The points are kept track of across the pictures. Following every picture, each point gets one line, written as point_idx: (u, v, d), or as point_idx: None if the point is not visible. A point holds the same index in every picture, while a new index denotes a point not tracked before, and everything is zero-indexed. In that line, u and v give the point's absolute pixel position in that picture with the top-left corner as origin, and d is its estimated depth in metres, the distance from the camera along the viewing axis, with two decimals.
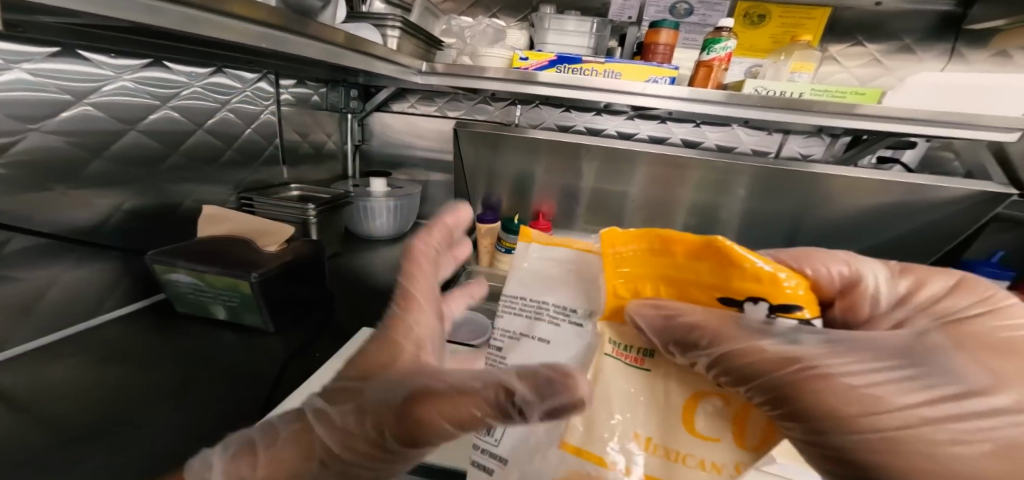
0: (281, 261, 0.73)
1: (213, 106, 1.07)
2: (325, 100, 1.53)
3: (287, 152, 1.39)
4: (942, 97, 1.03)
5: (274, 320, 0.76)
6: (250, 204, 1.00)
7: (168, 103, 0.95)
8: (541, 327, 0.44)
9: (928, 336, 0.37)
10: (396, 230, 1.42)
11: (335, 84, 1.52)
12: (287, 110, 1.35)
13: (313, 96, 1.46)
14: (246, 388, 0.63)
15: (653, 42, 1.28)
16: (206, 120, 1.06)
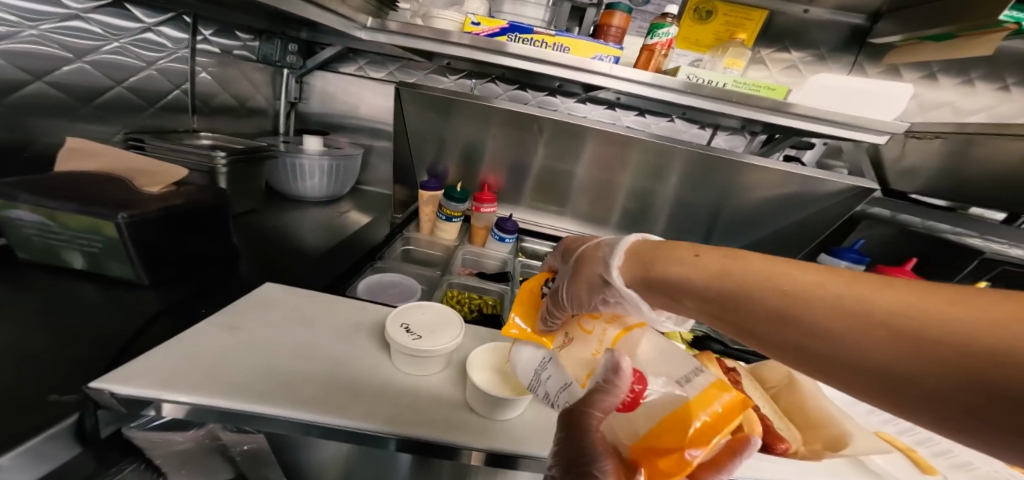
0: (162, 204, 0.66)
1: (137, 63, 1.03)
2: (257, 52, 1.35)
3: (200, 101, 1.22)
4: (839, 100, 1.17)
5: (150, 273, 0.68)
6: (141, 146, 0.85)
7: (84, 58, 0.92)
8: (549, 365, 0.59)
9: (711, 276, 0.46)
10: (329, 193, 1.31)
11: (269, 36, 1.35)
12: (206, 60, 1.21)
13: (241, 48, 1.31)
14: (100, 346, 0.55)
15: (607, 23, 1.26)
16: (130, 77, 1.02)
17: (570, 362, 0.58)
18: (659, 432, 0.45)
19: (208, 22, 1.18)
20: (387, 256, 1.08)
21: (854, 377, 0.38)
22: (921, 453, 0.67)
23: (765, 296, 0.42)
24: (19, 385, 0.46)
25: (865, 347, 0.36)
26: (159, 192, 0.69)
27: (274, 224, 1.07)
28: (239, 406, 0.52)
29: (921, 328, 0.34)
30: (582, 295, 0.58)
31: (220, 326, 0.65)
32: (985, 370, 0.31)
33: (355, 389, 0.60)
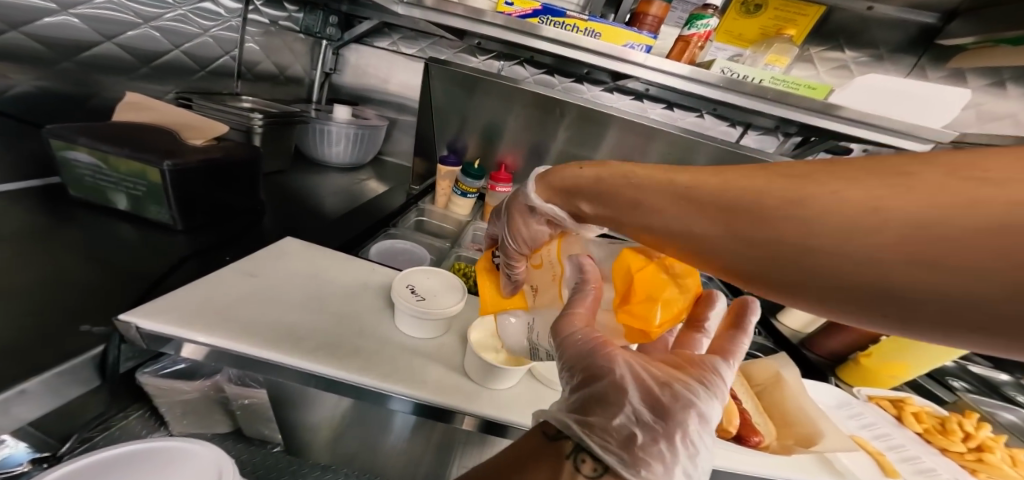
0: (203, 156, 0.71)
1: (196, 32, 1.11)
2: (300, 22, 1.40)
3: (245, 68, 1.29)
4: (875, 100, 1.11)
5: (184, 219, 0.75)
6: (189, 104, 0.92)
7: (150, 24, 1.00)
8: (535, 322, 0.61)
9: (611, 179, 0.44)
10: (353, 160, 1.37)
11: (313, 8, 1.39)
12: (254, 31, 1.28)
13: (286, 19, 1.36)
14: (134, 281, 0.62)
15: (643, 11, 1.23)
16: (187, 43, 1.09)
17: (542, 296, 0.59)
18: (626, 286, 0.47)
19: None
20: (400, 224, 1.14)
21: (680, 246, 0.38)
22: (886, 456, 0.65)
23: (619, 194, 0.43)
24: (61, 310, 0.53)
25: (711, 231, 0.35)
26: (203, 144, 0.76)
27: (298, 185, 1.14)
28: (251, 353, 0.57)
29: (733, 200, 0.34)
30: (523, 231, 0.58)
31: (241, 272, 0.71)
32: (788, 236, 0.31)
33: (358, 345, 0.64)
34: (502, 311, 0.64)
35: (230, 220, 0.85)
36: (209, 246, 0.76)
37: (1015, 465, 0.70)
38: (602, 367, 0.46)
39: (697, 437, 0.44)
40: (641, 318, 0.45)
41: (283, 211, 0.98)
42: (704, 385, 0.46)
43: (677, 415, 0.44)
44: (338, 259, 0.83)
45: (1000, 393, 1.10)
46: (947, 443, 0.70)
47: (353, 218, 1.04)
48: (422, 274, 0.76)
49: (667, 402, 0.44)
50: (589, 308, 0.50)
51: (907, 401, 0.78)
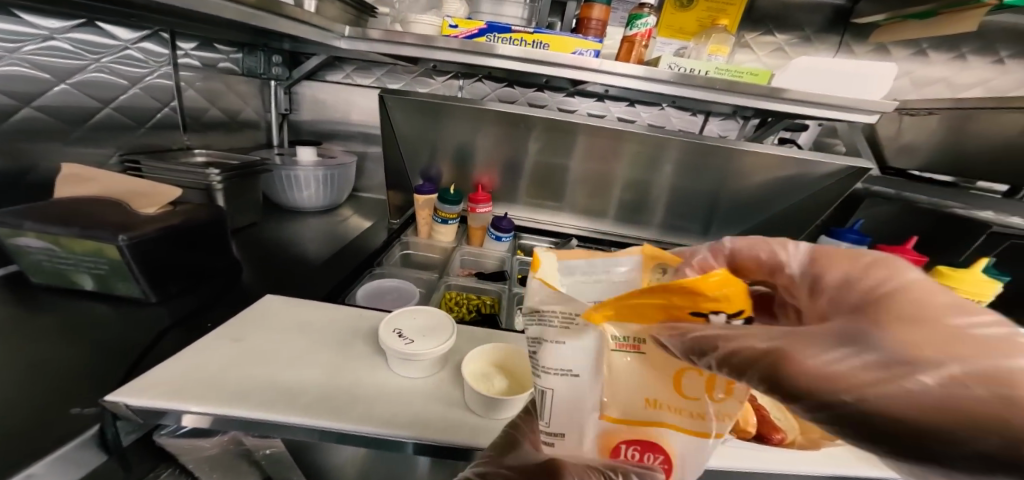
0: (161, 224, 0.68)
1: (125, 84, 1.03)
2: (241, 64, 1.35)
3: (189, 117, 1.23)
4: (807, 80, 1.20)
5: (157, 289, 0.70)
6: (138, 168, 0.87)
7: (68, 81, 0.91)
8: (563, 354, 0.37)
9: None
10: (327, 201, 1.33)
11: (252, 50, 1.36)
12: (194, 80, 1.22)
13: (225, 61, 1.30)
14: (113, 359, 0.58)
15: (587, 17, 1.27)
16: (117, 97, 1.02)
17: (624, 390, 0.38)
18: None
19: (186, 37, 1.16)
20: (385, 261, 1.11)
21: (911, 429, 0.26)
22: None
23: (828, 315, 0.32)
24: (38, 402, 0.50)
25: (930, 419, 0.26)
26: (156, 212, 0.71)
27: (273, 234, 1.09)
28: (255, 417, 0.54)
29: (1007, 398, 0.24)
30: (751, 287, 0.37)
31: (224, 338, 0.67)
32: None
33: (355, 394, 0.62)
34: (563, 333, 0.37)
35: (206, 281, 0.80)
36: (188, 314, 0.71)
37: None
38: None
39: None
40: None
41: (261, 264, 0.94)
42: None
43: None
44: (326, 310, 0.80)
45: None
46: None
47: (339, 263, 1.00)
48: (405, 313, 0.75)
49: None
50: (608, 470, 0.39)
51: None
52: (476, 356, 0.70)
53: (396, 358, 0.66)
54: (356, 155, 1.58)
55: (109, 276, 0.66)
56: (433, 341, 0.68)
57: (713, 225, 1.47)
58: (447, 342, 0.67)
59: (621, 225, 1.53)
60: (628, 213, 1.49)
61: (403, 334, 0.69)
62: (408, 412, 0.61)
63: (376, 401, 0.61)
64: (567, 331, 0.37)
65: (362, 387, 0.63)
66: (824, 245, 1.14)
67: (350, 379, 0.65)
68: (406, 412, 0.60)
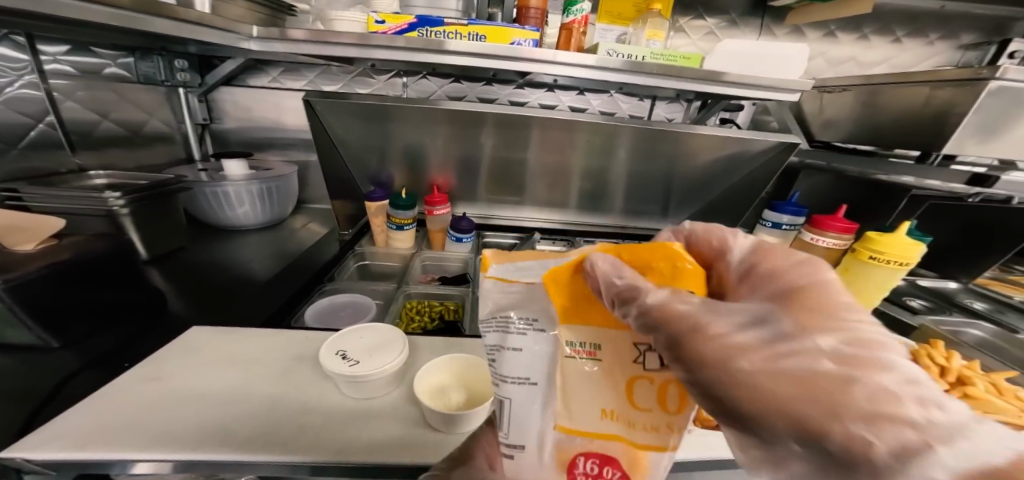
0: (45, 261, 0.59)
1: None
2: (135, 69, 1.19)
3: (75, 133, 1.07)
4: (735, 63, 1.26)
5: (57, 330, 0.61)
6: (16, 195, 0.72)
7: None
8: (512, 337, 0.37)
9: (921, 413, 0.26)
10: (267, 218, 1.22)
11: (148, 53, 1.19)
12: (81, 94, 1.08)
13: (112, 67, 1.14)
14: (4, 415, 0.51)
15: (525, 6, 1.25)
16: None
17: (577, 400, 0.35)
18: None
19: (49, 39, 0.99)
20: (338, 275, 1.03)
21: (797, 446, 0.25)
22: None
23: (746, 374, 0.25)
24: None
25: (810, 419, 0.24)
26: (37, 249, 0.61)
27: (204, 257, 0.97)
28: (188, 458, 0.48)
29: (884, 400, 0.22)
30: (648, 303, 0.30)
31: (140, 378, 0.58)
32: None
33: (301, 421, 0.56)
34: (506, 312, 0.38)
35: (124, 313, 0.70)
36: (101, 354, 0.62)
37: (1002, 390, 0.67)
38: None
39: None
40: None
41: (192, 289, 0.84)
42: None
43: None
44: (269, 336, 0.72)
45: (958, 306, 1.24)
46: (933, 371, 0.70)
47: (286, 281, 0.91)
48: (353, 332, 0.69)
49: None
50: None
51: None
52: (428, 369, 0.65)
53: (342, 380, 0.60)
54: (297, 165, 1.46)
55: None
56: (387, 359, 0.62)
57: (668, 206, 1.53)
58: (398, 361, 0.62)
59: (583, 214, 1.54)
60: (588, 201, 1.50)
61: (349, 357, 0.62)
62: (369, 436, 0.55)
63: (330, 426, 0.56)
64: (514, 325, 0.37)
65: (315, 417, 0.57)
66: (769, 220, 1.19)
67: (300, 406, 0.58)
68: (360, 436, 0.55)
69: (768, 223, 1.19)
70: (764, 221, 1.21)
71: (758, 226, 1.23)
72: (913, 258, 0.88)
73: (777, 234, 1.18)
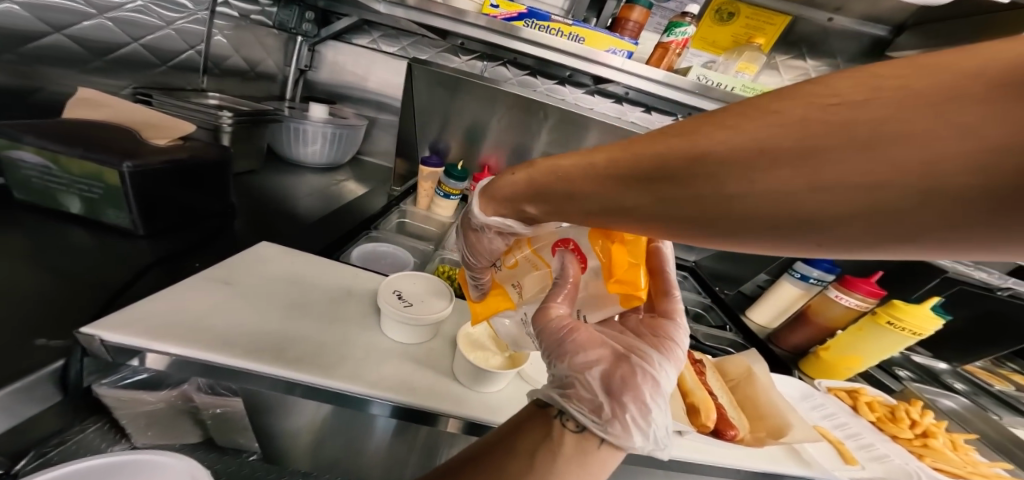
0: (167, 157, 0.67)
1: (159, 24, 1.05)
2: (274, 17, 1.35)
3: (212, 62, 1.23)
4: None
5: (147, 223, 0.70)
6: (150, 100, 0.87)
7: (105, 15, 0.94)
8: (521, 325, 0.61)
9: (621, 151, 0.33)
10: (329, 161, 1.33)
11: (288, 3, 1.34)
12: (227, 34, 1.24)
13: (257, 13, 1.30)
14: (93, 291, 0.58)
15: (625, 17, 1.25)
16: (147, 36, 1.03)
17: (528, 286, 0.57)
18: (605, 261, 0.48)
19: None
20: (381, 226, 1.12)
21: (626, 224, 0.34)
22: (846, 445, 0.71)
23: (553, 187, 0.39)
24: (13, 325, 0.48)
25: (638, 201, 0.31)
26: (166, 144, 0.72)
27: (268, 186, 1.09)
28: (225, 361, 0.54)
29: (649, 162, 0.30)
30: (479, 245, 0.57)
31: (214, 280, 0.67)
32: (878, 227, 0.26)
33: (343, 352, 0.63)
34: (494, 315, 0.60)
35: (194, 221, 0.80)
36: (178, 252, 0.72)
37: (955, 449, 0.77)
38: (568, 350, 0.47)
39: (652, 402, 0.44)
40: (629, 282, 0.46)
41: (255, 214, 0.93)
42: (660, 351, 0.49)
43: (629, 386, 0.44)
44: (315, 264, 0.80)
45: (939, 381, 1.13)
46: (897, 430, 0.76)
47: (333, 225, 1.00)
48: (407, 276, 0.76)
49: (620, 382, 0.44)
50: (565, 302, 0.50)
51: (861, 392, 0.84)
52: (479, 329, 0.72)
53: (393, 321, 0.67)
54: (366, 121, 1.57)
55: (106, 203, 0.66)
56: (431, 309, 0.68)
57: None
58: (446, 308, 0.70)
59: None
60: None
61: (408, 305, 0.68)
62: (406, 379, 0.62)
63: (370, 358, 0.63)
64: (517, 328, 0.62)
65: (354, 348, 0.64)
66: (797, 271, 1.13)
67: (337, 335, 0.65)
68: (396, 376, 0.62)
69: (796, 274, 1.12)
70: (792, 271, 1.14)
71: (784, 275, 1.17)
72: (927, 331, 0.85)
73: (804, 286, 1.11)
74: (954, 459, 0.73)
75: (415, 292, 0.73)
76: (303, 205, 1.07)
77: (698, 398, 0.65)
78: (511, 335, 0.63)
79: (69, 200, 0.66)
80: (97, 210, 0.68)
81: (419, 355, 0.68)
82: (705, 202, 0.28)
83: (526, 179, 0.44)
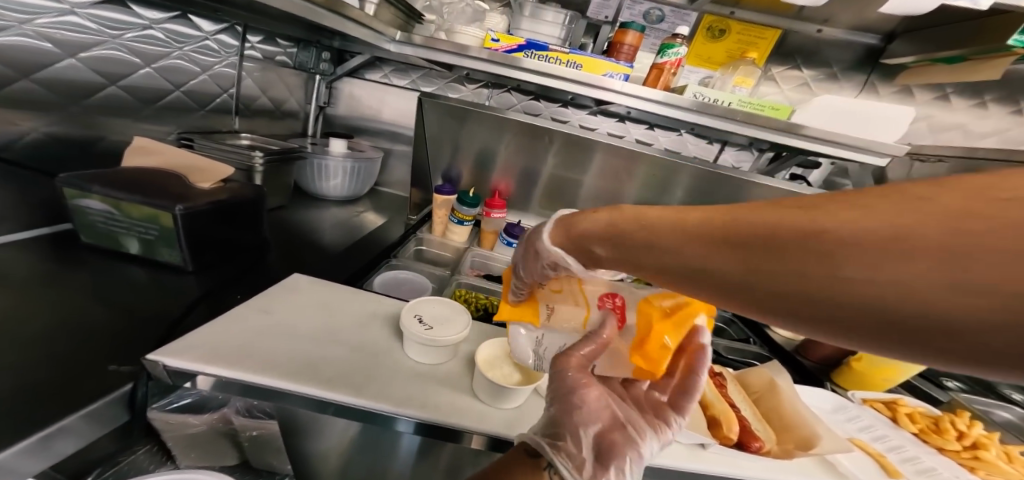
0: (211, 198, 0.74)
1: (196, 71, 1.14)
2: (294, 58, 1.45)
3: (242, 103, 1.32)
4: (836, 118, 1.21)
5: (194, 259, 0.76)
6: (191, 144, 0.95)
7: (151, 66, 1.03)
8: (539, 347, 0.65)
9: (731, 214, 0.33)
10: (349, 193, 1.40)
11: (307, 45, 1.45)
12: (254, 77, 1.33)
13: (281, 55, 1.40)
14: (152, 323, 0.63)
15: (620, 41, 1.32)
16: (186, 83, 1.12)
17: (559, 317, 0.61)
18: (641, 333, 0.53)
19: (256, 31, 1.27)
20: (400, 254, 1.17)
21: (699, 285, 0.35)
22: (888, 458, 0.71)
23: (636, 234, 0.40)
24: (88, 353, 0.54)
25: (724, 267, 0.33)
26: (210, 187, 0.79)
27: (295, 219, 1.16)
28: (272, 382, 0.59)
29: (762, 225, 0.31)
30: (531, 265, 0.58)
31: (254, 310, 0.73)
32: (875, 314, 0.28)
33: (373, 373, 0.67)
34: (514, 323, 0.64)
35: (232, 256, 0.86)
36: (221, 286, 0.78)
37: (1010, 461, 0.76)
38: (572, 403, 0.55)
39: (627, 471, 0.53)
40: (654, 360, 0.51)
41: (285, 247, 1.00)
42: (654, 431, 0.57)
43: (613, 460, 0.52)
44: (344, 292, 0.86)
45: (998, 392, 1.12)
46: (943, 442, 0.76)
47: (356, 254, 1.06)
48: (429, 300, 0.81)
49: (606, 447, 0.53)
50: (588, 356, 0.55)
51: (900, 403, 0.85)
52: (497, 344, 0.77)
53: (413, 341, 0.72)
54: (381, 151, 1.65)
55: (159, 243, 0.73)
56: (450, 329, 0.73)
57: None
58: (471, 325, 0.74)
59: None
60: None
61: (429, 324, 0.73)
62: (433, 398, 0.66)
63: (399, 379, 0.68)
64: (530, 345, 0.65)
65: (384, 369, 0.69)
66: None
67: (368, 357, 0.70)
68: (424, 394, 0.66)
69: None
70: None
71: None
72: None
73: None
74: (1009, 471, 0.72)
75: (438, 313, 0.78)
76: (326, 236, 1.13)
77: (719, 411, 0.68)
78: (525, 357, 0.66)
79: (126, 239, 0.73)
80: (148, 249, 0.74)
81: (444, 376, 0.72)
82: (814, 282, 0.28)
83: (612, 222, 0.44)
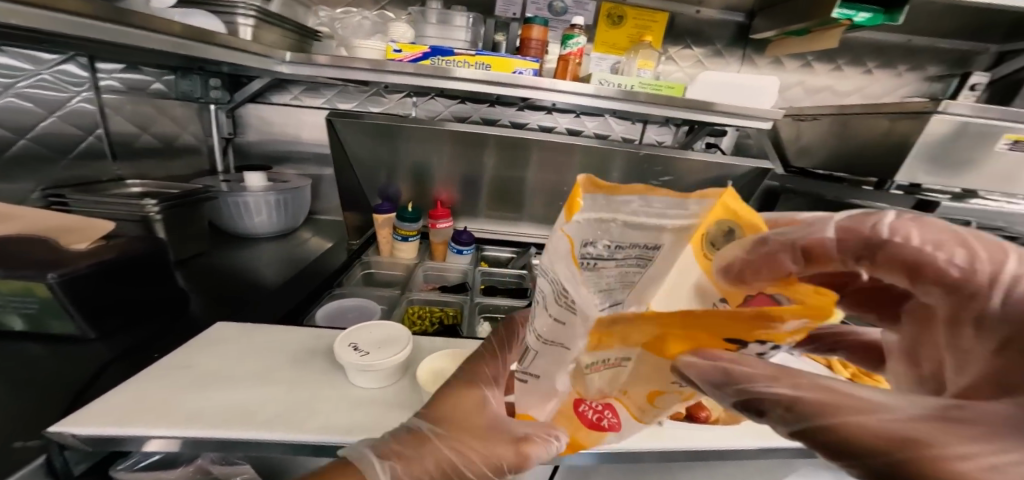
0: (94, 259, 0.67)
1: (42, 113, 0.99)
2: (175, 87, 1.32)
3: (118, 143, 1.18)
4: (719, 92, 1.35)
5: (95, 325, 0.69)
6: (64, 201, 0.85)
7: None
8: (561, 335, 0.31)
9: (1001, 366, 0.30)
10: (280, 227, 1.32)
11: (186, 72, 1.33)
12: (127, 109, 1.20)
13: (155, 84, 1.26)
14: (52, 397, 0.57)
15: (527, 37, 1.36)
16: (34, 130, 0.98)
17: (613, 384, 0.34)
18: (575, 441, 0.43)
19: (109, 60, 1.13)
20: (345, 281, 1.13)
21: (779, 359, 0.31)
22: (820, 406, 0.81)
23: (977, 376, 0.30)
24: None
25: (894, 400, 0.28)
26: (88, 247, 0.70)
27: (224, 262, 1.08)
28: (202, 433, 0.55)
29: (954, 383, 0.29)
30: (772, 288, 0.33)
31: (174, 366, 0.67)
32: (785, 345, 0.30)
33: (317, 408, 0.64)
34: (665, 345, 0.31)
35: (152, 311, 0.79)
36: (137, 346, 0.71)
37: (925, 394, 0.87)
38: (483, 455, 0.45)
39: None
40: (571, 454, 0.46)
41: (214, 295, 0.92)
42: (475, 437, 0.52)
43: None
44: (281, 331, 0.81)
45: None
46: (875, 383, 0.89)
47: (298, 286, 1.01)
48: (370, 325, 0.80)
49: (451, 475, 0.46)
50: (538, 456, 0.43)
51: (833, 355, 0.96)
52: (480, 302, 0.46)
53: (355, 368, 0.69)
54: (310, 177, 1.57)
55: (47, 314, 0.65)
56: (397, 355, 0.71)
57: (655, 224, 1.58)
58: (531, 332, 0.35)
59: None
60: None
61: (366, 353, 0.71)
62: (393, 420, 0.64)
63: (354, 410, 0.65)
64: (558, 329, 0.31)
65: (336, 404, 0.66)
66: None
67: (313, 391, 0.67)
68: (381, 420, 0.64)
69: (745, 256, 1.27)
70: None
71: None
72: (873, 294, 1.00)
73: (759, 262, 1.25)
74: None
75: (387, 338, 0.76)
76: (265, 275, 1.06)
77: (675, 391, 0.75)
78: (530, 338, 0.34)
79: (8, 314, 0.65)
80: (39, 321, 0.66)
81: (404, 400, 0.70)
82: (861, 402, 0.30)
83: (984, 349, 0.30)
